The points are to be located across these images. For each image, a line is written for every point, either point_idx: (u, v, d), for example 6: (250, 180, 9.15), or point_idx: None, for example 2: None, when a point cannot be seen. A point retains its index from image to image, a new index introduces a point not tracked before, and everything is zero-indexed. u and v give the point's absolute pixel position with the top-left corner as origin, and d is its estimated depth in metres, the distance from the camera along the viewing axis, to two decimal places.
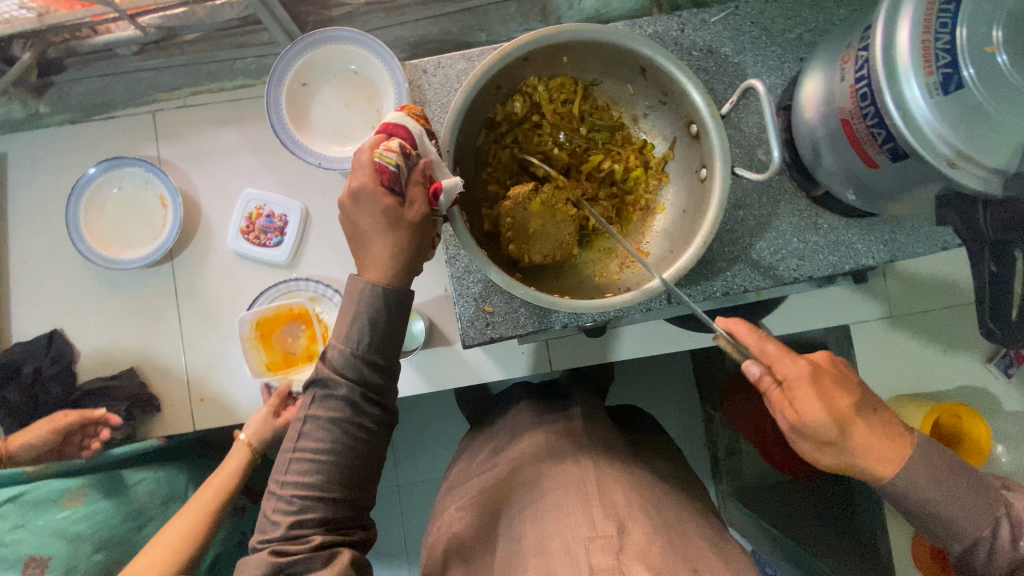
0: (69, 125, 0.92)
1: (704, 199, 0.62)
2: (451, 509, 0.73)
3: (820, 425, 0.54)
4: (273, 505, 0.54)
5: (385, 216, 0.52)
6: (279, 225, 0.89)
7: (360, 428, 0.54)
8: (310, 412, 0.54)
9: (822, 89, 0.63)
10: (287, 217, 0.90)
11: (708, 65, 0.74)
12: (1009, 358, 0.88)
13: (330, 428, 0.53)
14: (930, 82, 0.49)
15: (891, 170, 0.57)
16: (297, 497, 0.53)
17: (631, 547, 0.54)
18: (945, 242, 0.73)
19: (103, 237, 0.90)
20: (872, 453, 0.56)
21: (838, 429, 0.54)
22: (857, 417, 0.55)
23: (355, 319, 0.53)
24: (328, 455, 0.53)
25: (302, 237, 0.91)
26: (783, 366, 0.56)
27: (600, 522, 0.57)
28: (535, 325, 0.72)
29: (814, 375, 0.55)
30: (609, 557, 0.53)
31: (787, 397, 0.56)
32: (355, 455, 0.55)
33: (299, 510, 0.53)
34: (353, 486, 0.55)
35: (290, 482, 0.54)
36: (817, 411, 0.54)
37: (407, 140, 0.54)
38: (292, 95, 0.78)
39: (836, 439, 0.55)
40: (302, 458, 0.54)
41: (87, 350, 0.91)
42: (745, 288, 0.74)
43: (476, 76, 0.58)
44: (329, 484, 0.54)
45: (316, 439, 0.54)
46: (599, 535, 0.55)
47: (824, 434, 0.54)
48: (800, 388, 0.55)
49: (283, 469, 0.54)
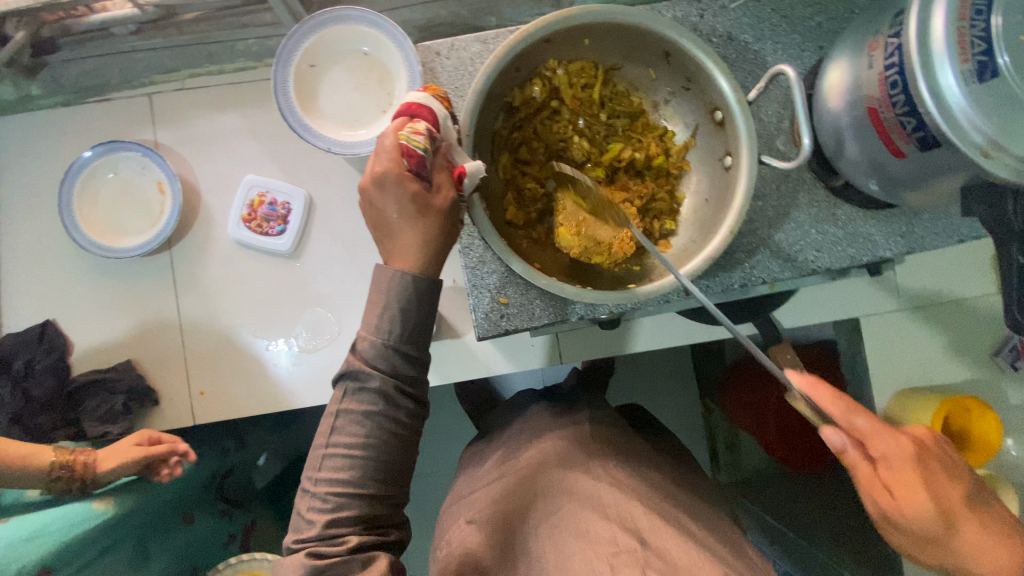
0: (62, 107, 0.88)
1: (728, 187, 0.61)
2: (459, 523, 0.68)
3: (919, 520, 0.57)
4: (307, 503, 0.52)
5: (412, 203, 0.50)
6: (282, 213, 0.87)
7: (394, 422, 0.52)
8: (342, 407, 0.52)
9: (849, 77, 0.62)
10: (290, 205, 0.87)
11: (728, 52, 0.73)
12: (1017, 350, 0.88)
13: (364, 422, 0.52)
14: (965, 70, 0.48)
15: (919, 160, 0.56)
16: (332, 493, 0.51)
17: (655, 562, 0.54)
18: (963, 235, 0.72)
19: (99, 225, 0.86)
20: (983, 549, 0.57)
21: (943, 519, 0.57)
22: (965, 510, 0.58)
23: (385, 308, 0.51)
24: (361, 450, 0.52)
25: (307, 225, 0.88)
26: (880, 443, 0.58)
27: (622, 538, 0.56)
28: (552, 317, 0.70)
29: (915, 460, 0.58)
30: (638, 572, 0.52)
31: (881, 479, 0.58)
32: (390, 449, 0.53)
33: (334, 508, 0.51)
34: (388, 482, 0.53)
35: (324, 479, 0.52)
36: (919, 501, 0.57)
37: (431, 122, 0.52)
38: (299, 77, 0.76)
39: (941, 535, 0.57)
40: (335, 453, 0.52)
41: (82, 342, 0.87)
42: (763, 280, 0.73)
43: (497, 57, 0.56)
44: (365, 480, 0.52)
45: (350, 433, 0.52)
46: (624, 551, 0.55)
47: (923, 519, 0.57)
48: (898, 471, 0.58)
49: (316, 465, 0.52)
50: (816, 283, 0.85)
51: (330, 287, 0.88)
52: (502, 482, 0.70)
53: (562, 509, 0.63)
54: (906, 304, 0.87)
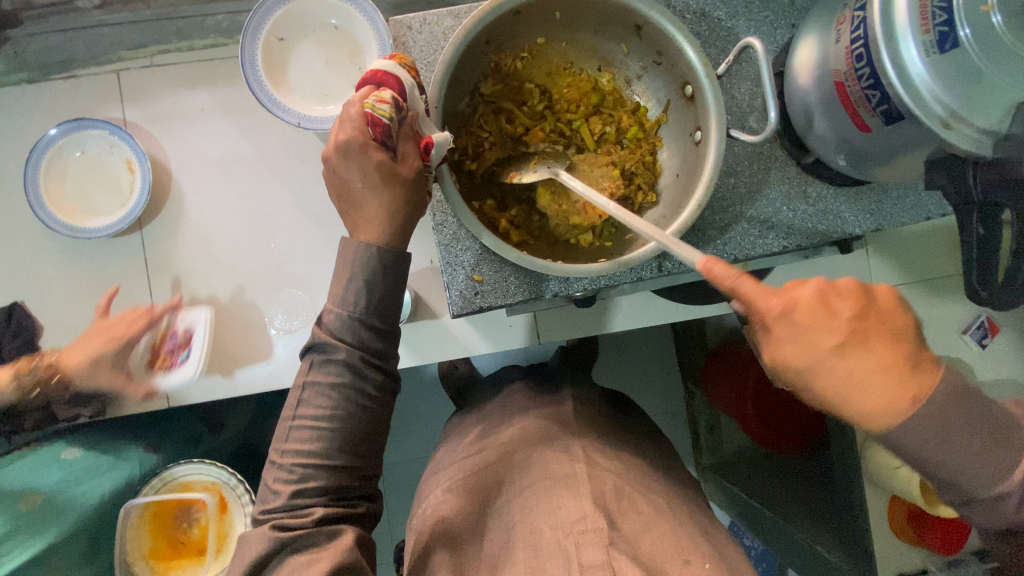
0: (26, 83, 0.86)
1: (699, 162, 0.61)
2: (437, 491, 0.70)
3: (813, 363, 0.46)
4: (274, 474, 0.53)
5: (378, 171, 0.50)
6: (183, 341, 0.84)
7: (362, 394, 0.53)
8: (308, 378, 0.53)
9: (817, 53, 0.62)
10: (192, 330, 0.84)
11: (701, 28, 0.73)
12: (984, 328, 0.90)
13: (331, 394, 0.52)
14: (926, 41, 0.48)
15: (882, 134, 0.57)
16: (298, 465, 0.52)
17: (621, 542, 0.54)
18: (929, 212, 0.74)
19: (66, 205, 0.84)
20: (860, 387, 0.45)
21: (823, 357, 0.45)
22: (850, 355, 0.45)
23: (351, 280, 0.52)
24: (329, 422, 0.52)
25: (212, 347, 0.85)
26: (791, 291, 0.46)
27: (589, 515, 0.56)
28: (525, 293, 0.70)
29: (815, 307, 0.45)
30: (601, 551, 0.52)
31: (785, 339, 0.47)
32: (360, 421, 0.53)
33: (300, 479, 0.51)
34: (358, 454, 0.53)
35: (291, 450, 0.52)
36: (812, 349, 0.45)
37: (397, 90, 0.51)
38: (269, 50, 0.74)
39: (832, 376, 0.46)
40: (303, 425, 0.52)
41: (49, 324, 0.85)
42: (735, 258, 0.74)
43: (466, 28, 0.56)
44: (332, 452, 0.52)
45: (316, 405, 0.52)
46: (590, 529, 0.54)
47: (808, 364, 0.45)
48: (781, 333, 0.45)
49: (283, 437, 0.53)
50: (789, 262, 0.87)
51: (305, 269, 0.88)
52: (473, 462, 0.70)
53: (533, 486, 0.62)
54: (876, 283, 0.89)
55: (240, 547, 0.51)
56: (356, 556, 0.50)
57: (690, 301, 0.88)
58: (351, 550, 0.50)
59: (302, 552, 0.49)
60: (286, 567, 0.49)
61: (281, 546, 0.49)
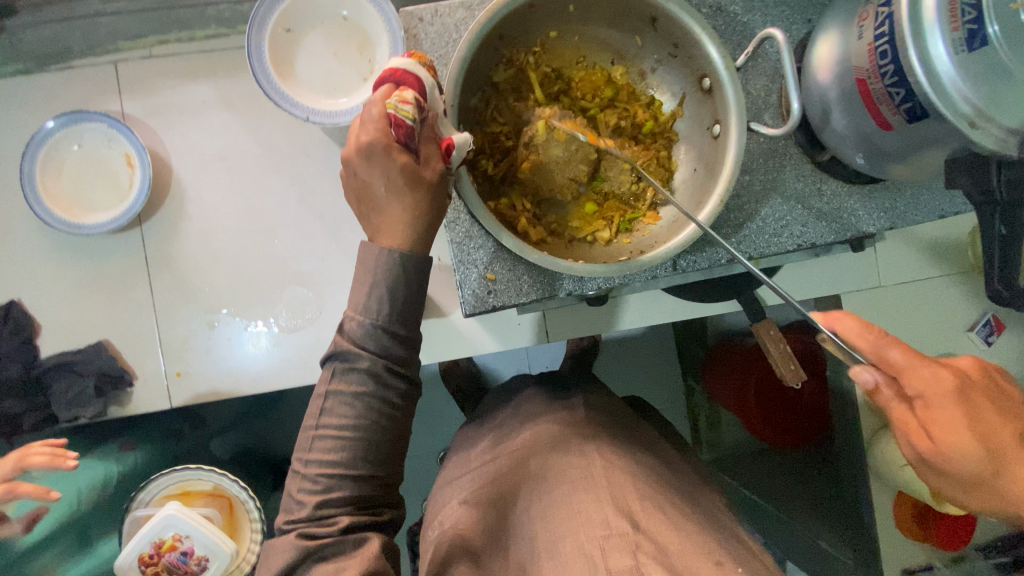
0: (19, 75, 0.84)
1: (717, 156, 0.60)
2: (451, 504, 0.69)
3: (962, 455, 0.48)
4: (298, 484, 0.52)
5: (402, 176, 0.49)
6: (192, 566, 0.86)
7: (384, 402, 0.52)
8: (330, 388, 0.52)
9: (838, 49, 0.61)
10: (204, 558, 0.86)
11: (718, 23, 0.71)
12: (990, 325, 0.90)
13: (354, 403, 0.51)
14: (955, 38, 0.48)
15: (905, 132, 0.56)
16: (323, 475, 0.51)
17: (648, 545, 0.54)
18: (943, 211, 0.74)
19: (63, 201, 0.82)
20: (1021, 488, 0.49)
21: (989, 459, 0.48)
22: (1011, 445, 0.49)
23: (372, 287, 0.51)
24: (351, 431, 0.51)
25: None
26: (915, 377, 0.49)
27: (615, 520, 0.56)
28: (540, 293, 0.69)
29: (961, 396, 0.49)
30: (628, 556, 0.52)
31: (920, 420, 0.50)
32: (384, 430, 0.52)
33: (325, 489, 0.51)
34: (381, 462, 0.52)
35: (314, 460, 0.51)
36: (959, 438, 0.48)
37: (417, 90, 0.50)
38: (275, 42, 0.72)
39: (981, 474, 0.49)
40: (326, 435, 0.51)
41: (48, 324, 0.83)
42: (749, 256, 0.73)
43: (481, 21, 0.54)
44: (356, 461, 0.51)
45: (339, 415, 0.51)
46: (615, 534, 0.54)
47: (973, 469, 0.49)
48: (959, 436, 0.48)
49: (305, 447, 0.52)
50: (800, 259, 0.87)
51: (311, 266, 0.86)
52: (491, 469, 0.70)
53: (555, 492, 0.62)
54: (886, 281, 0.89)
55: (266, 557, 0.51)
56: (383, 563, 0.49)
57: (702, 299, 0.88)
58: (378, 559, 0.49)
59: (327, 560, 0.48)
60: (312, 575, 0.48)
61: (306, 556, 0.49)
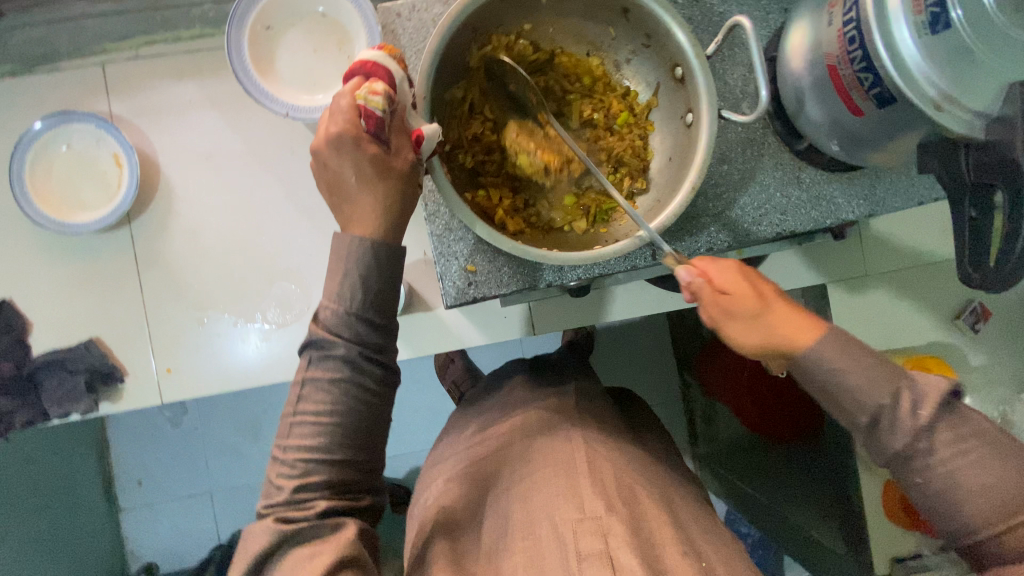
0: (9, 77, 0.85)
1: (691, 143, 0.61)
2: (437, 485, 0.70)
3: (743, 301, 0.53)
4: (277, 470, 0.53)
5: (373, 166, 0.50)
6: None
7: (362, 389, 0.52)
8: (308, 374, 0.53)
9: (810, 37, 0.61)
10: None
11: (694, 13, 0.72)
12: (977, 312, 0.88)
13: (331, 389, 0.52)
14: (918, 22, 0.48)
15: (875, 117, 0.56)
16: (300, 459, 0.51)
17: (623, 528, 0.54)
18: (922, 197, 0.74)
19: (53, 200, 0.83)
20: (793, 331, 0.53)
21: (758, 304, 0.53)
22: (780, 300, 0.54)
23: (346, 276, 0.51)
24: (330, 416, 0.52)
25: None
26: (707, 262, 0.56)
27: (589, 503, 0.56)
28: (520, 283, 0.70)
29: (740, 269, 0.56)
30: (597, 539, 0.53)
31: (717, 297, 0.54)
32: (361, 415, 0.53)
33: (303, 473, 0.51)
34: (360, 447, 0.53)
35: (293, 445, 0.52)
36: (741, 286, 0.54)
37: (387, 81, 0.50)
38: (255, 39, 0.74)
39: (760, 312, 0.53)
40: (304, 421, 0.52)
41: (39, 322, 0.84)
42: (727, 245, 0.74)
43: (452, 15, 0.55)
44: (334, 446, 0.52)
45: (316, 401, 0.52)
46: (586, 517, 0.55)
47: (751, 310, 0.53)
48: (733, 287, 0.54)
49: (284, 433, 0.53)
50: (784, 248, 0.88)
51: (297, 261, 0.87)
52: (470, 455, 0.70)
53: (534, 478, 0.62)
54: (870, 269, 0.89)
55: (246, 539, 0.52)
56: (359, 548, 0.51)
57: None
58: (355, 543, 0.50)
59: (305, 543, 0.50)
60: (291, 557, 0.50)
61: (285, 538, 0.50)
